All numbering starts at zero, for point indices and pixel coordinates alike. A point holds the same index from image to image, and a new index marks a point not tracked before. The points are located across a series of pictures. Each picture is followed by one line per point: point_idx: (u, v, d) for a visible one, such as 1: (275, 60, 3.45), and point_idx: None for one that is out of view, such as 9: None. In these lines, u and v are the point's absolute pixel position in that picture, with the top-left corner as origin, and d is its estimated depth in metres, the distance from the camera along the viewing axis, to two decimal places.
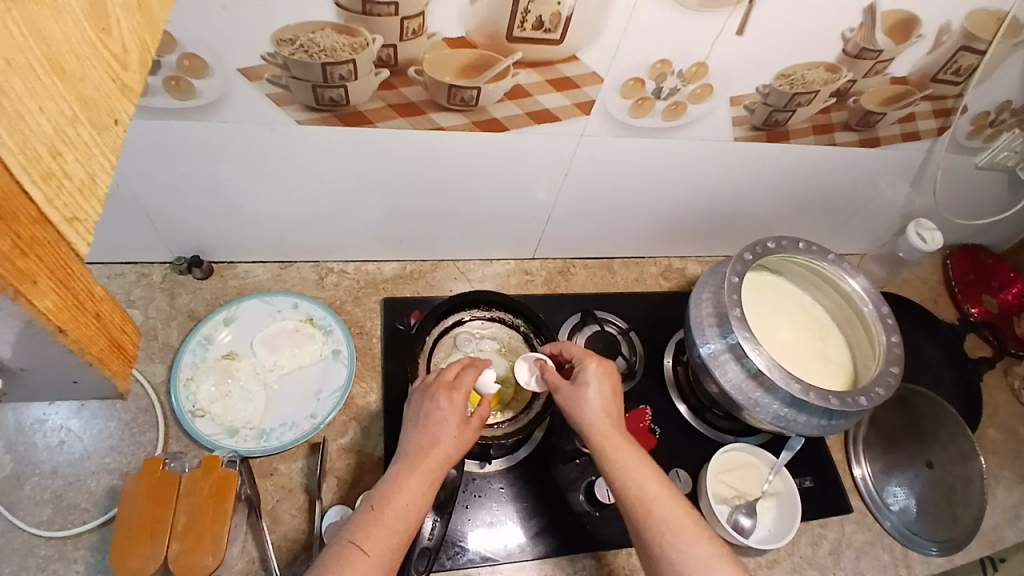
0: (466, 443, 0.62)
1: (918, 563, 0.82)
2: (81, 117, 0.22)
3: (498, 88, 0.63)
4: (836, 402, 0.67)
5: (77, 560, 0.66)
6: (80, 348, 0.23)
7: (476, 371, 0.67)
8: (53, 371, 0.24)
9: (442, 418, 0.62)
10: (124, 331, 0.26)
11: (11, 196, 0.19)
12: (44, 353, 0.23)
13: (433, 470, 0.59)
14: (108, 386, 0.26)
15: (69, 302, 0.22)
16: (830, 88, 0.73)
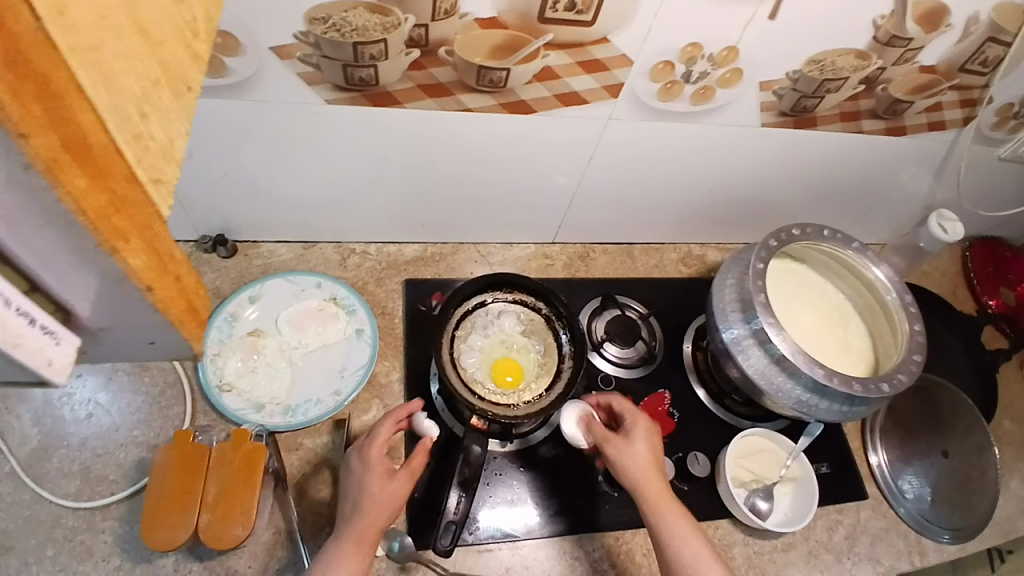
0: (399, 493, 0.63)
1: (931, 551, 0.83)
2: (160, 81, 0.24)
3: (528, 70, 0.63)
4: (859, 388, 0.67)
5: (107, 531, 0.68)
6: (162, 308, 0.25)
7: (394, 427, 0.67)
8: (129, 327, 0.27)
9: (363, 483, 0.63)
10: (197, 295, 0.28)
11: (112, 157, 0.21)
12: (125, 310, 0.25)
13: (363, 537, 0.60)
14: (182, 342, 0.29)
15: (157, 263, 0.24)
16: (860, 74, 0.73)
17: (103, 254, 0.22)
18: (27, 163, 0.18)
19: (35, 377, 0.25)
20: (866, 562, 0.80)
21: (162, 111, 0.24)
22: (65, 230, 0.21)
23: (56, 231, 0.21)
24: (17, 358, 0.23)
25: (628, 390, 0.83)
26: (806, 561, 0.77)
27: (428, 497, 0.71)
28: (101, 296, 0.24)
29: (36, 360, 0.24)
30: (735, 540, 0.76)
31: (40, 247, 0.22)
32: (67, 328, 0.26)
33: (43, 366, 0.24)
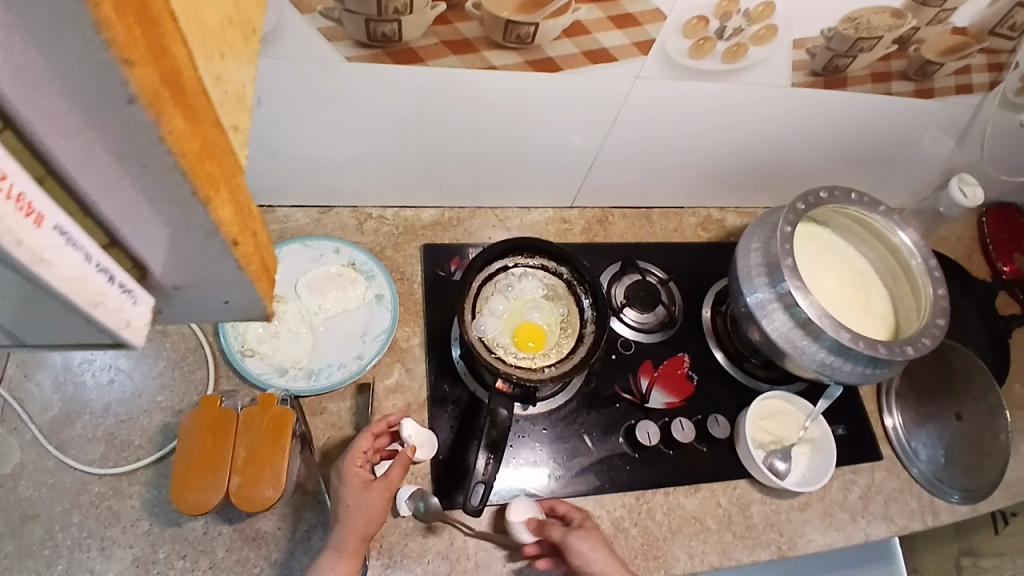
0: (380, 503, 0.62)
1: (943, 510, 0.84)
2: (233, 29, 0.26)
3: (557, 25, 0.60)
4: (884, 350, 0.67)
5: (134, 495, 0.68)
6: (244, 264, 0.28)
7: (370, 437, 0.66)
8: (208, 287, 0.29)
9: (340, 495, 0.62)
10: (270, 255, 0.31)
11: (200, 99, 0.23)
12: (199, 264, 0.27)
13: (345, 550, 0.60)
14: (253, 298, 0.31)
15: (239, 216, 0.27)
16: (893, 34, 0.72)
17: (193, 199, 0.24)
18: (133, 96, 0.19)
19: (115, 338, 0.26)
20: (879, 521, 0.81)
21: (234, 54, 0.26)
22: (159, 173, 0.22)
23: (150, 174, 0.22)
24: (101, 317, 0.24)
25: (648, 354, 0.83)
26: (821, 520, 0.79)
27: (452, 458, 0.72)
28: (176, 246, 0.26)
29: (116, 321, 0.25)
30: (753, 500, 0.78)
31: (118, 195, 0.23)
32: (142, 290, 0.27)
33: (122, 326, 0.26)
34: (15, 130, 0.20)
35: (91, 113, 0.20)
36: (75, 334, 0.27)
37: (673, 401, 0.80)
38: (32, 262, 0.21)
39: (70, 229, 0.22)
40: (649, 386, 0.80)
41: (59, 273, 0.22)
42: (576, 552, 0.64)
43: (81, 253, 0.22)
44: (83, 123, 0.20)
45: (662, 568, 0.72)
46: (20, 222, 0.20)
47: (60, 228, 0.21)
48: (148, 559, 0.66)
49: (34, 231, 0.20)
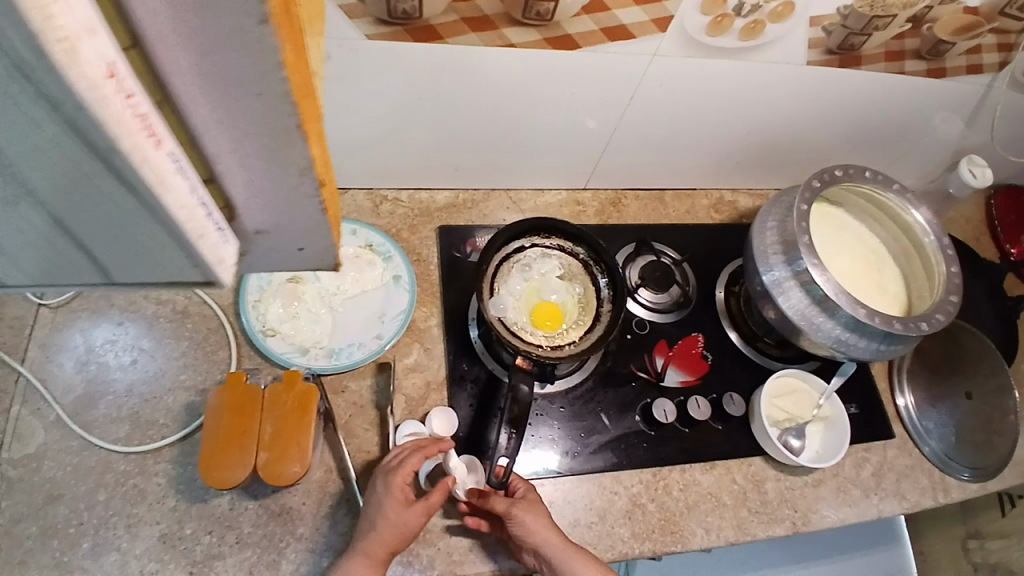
0: (413, 527, 0.64)
1: (954, 488, 0.85)
2: None
3: (577, 2, 0.61)
4: (899, 326, 0.68)
5: (160, 473, 0.69)
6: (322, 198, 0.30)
7: (420, 455, 0.66)
8: (292, 231, 0.31)
9: (378, 502, 0.64)
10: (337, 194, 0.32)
11: (304, 34, 0.24)
12: (287, 193, 0.29)
13: (372, 555, 0.61)
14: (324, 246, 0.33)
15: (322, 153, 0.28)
16: (908, 13, 0.72)
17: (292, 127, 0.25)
18: (264, 16, 0.20)
19: (209, 274, 0.29)
20: (891, 498, 0.82)
21: (312, 9, 0.27)
22: (271, 103, 0.23)
23: (261, 104, 0.23)
24: (203, 249, 0.27)
25: (662, 335, 0.84)
26: (834, 496, 0.80)
27: (473, 434, 0.74)
28: (262, 179, 0.27)
29: (212, 258, 0.28)
30: (768, 476, 0.79)
31: (221, 118, 0.24)
32: (228, 230, 0.30)
33: (217, 263, 0.29)
34: (141, 51, 0.20)
35: (217, 36, 0.20)
36: (169, 274, 0.29)
37: (688, 380, 0.81)
38: (156, 184, 0.23)
39: (178, 157, 0.24)
40: (665, 365, 0.81)
41: (174, 198, 0.24)
42: (519, 523, 0.65)
43: (188, 182, 0.25)
44: (207, 46, 0.20)
45: (679, 543, 0.73)
46: (146, 141, 0.21)
47: (172, 155, 0.23)
48: (174, 535, 0.66)
49: (156, 152, 0.22)
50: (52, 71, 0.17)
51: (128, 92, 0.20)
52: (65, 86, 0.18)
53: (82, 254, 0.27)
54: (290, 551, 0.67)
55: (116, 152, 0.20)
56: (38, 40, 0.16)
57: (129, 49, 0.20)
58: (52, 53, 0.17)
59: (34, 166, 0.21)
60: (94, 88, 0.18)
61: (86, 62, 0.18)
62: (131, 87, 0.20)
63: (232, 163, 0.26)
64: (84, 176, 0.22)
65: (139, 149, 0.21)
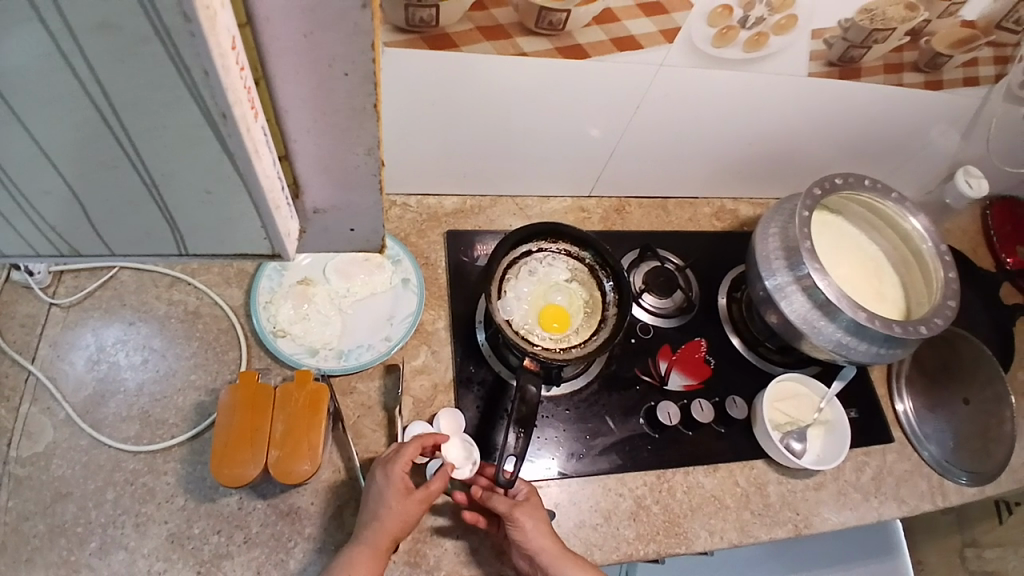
0: (414, 515, 0.65)
1: (952, 492, 0.86)
2: None
3: (588, 12, 0.63)
4: (899, 330, 0.70)
5: (169, 472, 0.70)
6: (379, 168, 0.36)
7: (418, 448, 0.67)
8: (345, 212, 0.39)
9: (379, 494, 0.64)
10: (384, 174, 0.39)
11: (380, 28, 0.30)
12: (349, 165, 0.35)
13: (376, 546, 0.62)
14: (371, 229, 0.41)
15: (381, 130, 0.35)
16: (907, 26, 0.74)
17: (368, 103, 0.31)
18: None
19: (277, 242, 0.37)
20: (890, 501, 0.83)
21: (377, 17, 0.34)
22: (354, 82, 0.30)
23: (346, 82, 0.30)
24: (276, 218, 0.34)
25: (666, 339, 0.85)
26: (835, 499, 0.81)
27: (480, 434, 0.75)
28: (330, 146, 0.34)
29: (282, 228, 0.36)
30: (769, 479, 0.80)
31: (309, 91, 0.30)
32: (292, 206, 0.37)
33: (285, 233, 0.36)
34: (252, 28, 0.27)
35: (324, 17, 0.27)
36: (243, 238, 0.37)
37: (691, 383, 0.82)
38: (251, 151, 0.29)
39: (266, 131, 0.31)
40: (668, 369, 0.82)
41: (261, 168, 0.31)
42: (518, 527, 0.66)
43: (270, 154, 0.32)
44: (313, 26, 0.27)
45: (683, 545, 0.74)
46: (249, 113, 0.28)
47: (263, 128, 0.31)
48: (183, 534, 0.67)
49: (254, 120, 0.29)
50: (195, 38, 0.23)
51: (241, 65, 0.27)
52: (202, 50, 0.24)
53: (174, 213, 0.34)
54: (298, 550, 0.68)
55: (226, 117, 0.27)
56: (188, 6, 0.22)
57: (243, 25, 0.27)
58: (198, 17, 0.22)
59: (162, 127, 0.28)
60: (222, 58, 0.24)
61: (219, 32, 0.24)
62: (243, 62, 0.27)
63: (306, 131, 0.33)
64: (195, 138, 0.28)
65: (245, 118, 0.28)
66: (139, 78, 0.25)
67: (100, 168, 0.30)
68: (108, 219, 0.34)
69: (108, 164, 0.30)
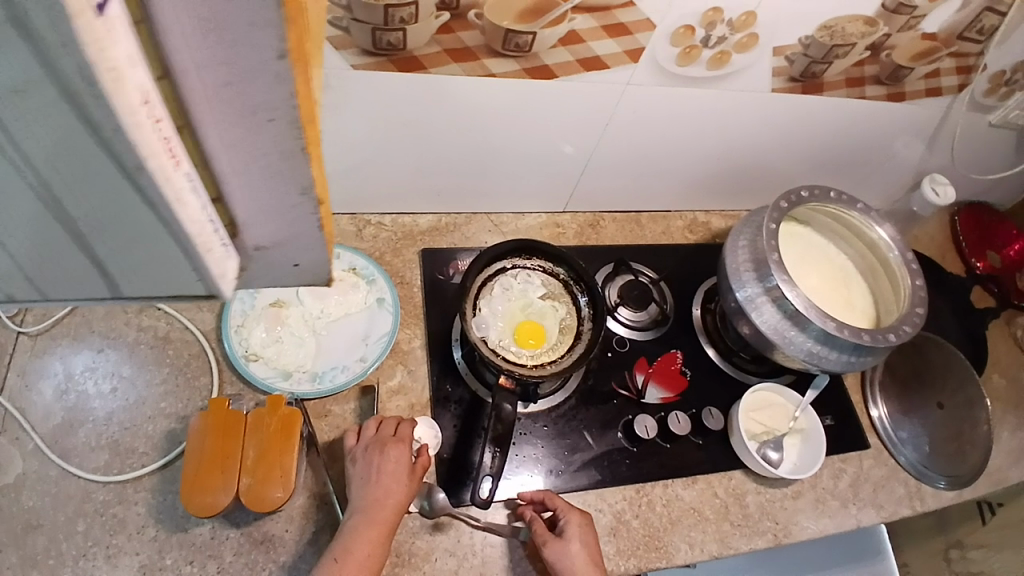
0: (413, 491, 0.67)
1: (930, 497, 0.87)
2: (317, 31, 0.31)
3: (554, 34, 0.63)
4: (867, 338, 0.71)
5: (140, 502, 0.68)
6: (324, 222, 0.34)
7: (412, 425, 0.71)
8: (291, 251, 0.35)
9: (392, 470, 0.65)
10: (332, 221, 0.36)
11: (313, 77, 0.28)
12: None
13: (389, 522, 0.63)
14: (319, 263, 0.36)
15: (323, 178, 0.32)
16: (866, 41, 0.75)
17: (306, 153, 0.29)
18: (282, 52, 0.23)
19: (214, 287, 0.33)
20: (869, 508, 0.84)
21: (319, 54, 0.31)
22: (281, 129, 0.27)
23: (273, 131, 0.27)
24: (207, 261, 0.31)
25: (642, 352, 0.85)
26: (813, 507, 0.81)
27: (457, 455, 0.74)
28: None
29: (218, 270, 0.32)
30: (748, 489, 0.80)
31: None
32: (230, 245, 0.33)
33: (221, 276, 0.33)
34: (170, 79, 0.24)
35: None
36: (177, 285, 0.33)
37: (668, 396, 0.83)
38: (172, 201, 0.26)
39: (193, 175, 0.27)
40: (645, 382, 0.83)
41: (188, 215, 0.28)
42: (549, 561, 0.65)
43: (200, 199, 0.28)
44: None
45: (664, 559, 0.73)
46: (168, 164, 0.25)
47: (189, 175, 0.27)
48: (154, 565, 0.65)
49: (177, 171, 0.26)
50: (100, 99, 0.21)
51: (158, 117, 0.24)
52: (107, 109, 0.21)
53: (105, 264, 0.31)
54: None
55: (142, 171, 0.24)
56: (89, 69, 0.20)
57: (160, 78, 0.23)
58: (101, 79, 0.20)
59: (77, 179, 0.25)
60: (132, 114, 0.22)
61: (127, 91, 0.21)
62: (160, 114, 0.24)
63: None
64: (113, 190, 0.25)
65: (164, 169, 0.25)
66: (45, 133, 0.22)
67: (15, 215, 0.27)
68: (33, 265, 0.31)
69: (24, 212, 0.27)
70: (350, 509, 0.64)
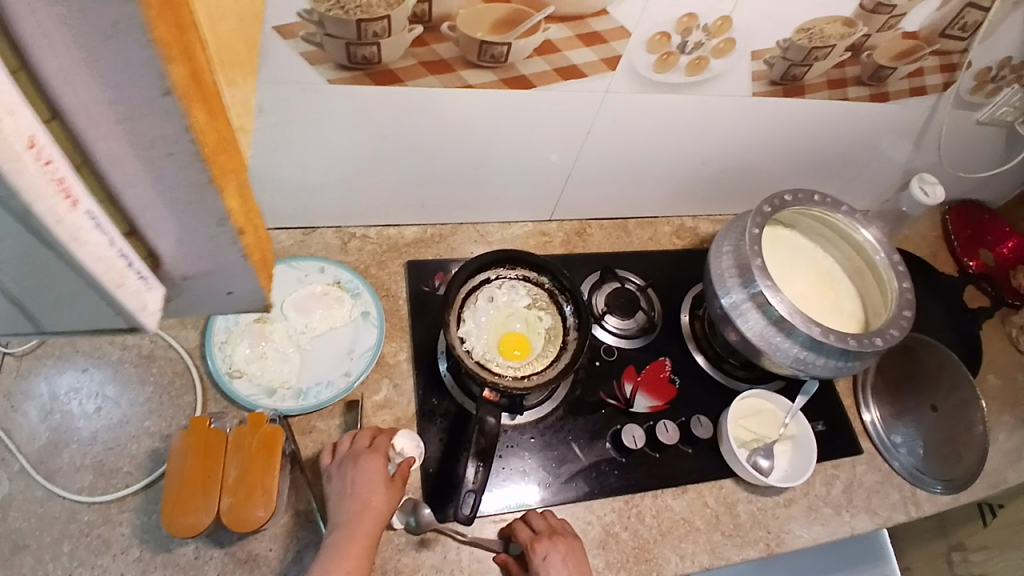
0: (394, 502, 0.66)
1: (925, 501, 0.86)
2: (236, 43, 0.28)
3: (529, 44, 0.63)
4: (854, 343, 0.70)
5: (124, 523, 0.68)
6: (248, 253, 0.30)
7: (390, 436, 0.71)
8: (217, 276, 0.31)
9: (369, 481, 0.65)
10: (267, 248, 0.32)
11: (217, 99, 0.24)
12: None
13: (368, 534, 0.62)
14: (254, 289, 0.33)
15: (244, 207, 0.28)
16: (846, 42, 0.75)
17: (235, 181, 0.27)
18: (166, 89, 0.21)
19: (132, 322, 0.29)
20: (863, 514, 0.83)
21: (237, 67, 0.28)
22: (185, 161, 0.24)
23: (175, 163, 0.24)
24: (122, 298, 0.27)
25: (630, 360, 0.85)
26: (806, 515, 0.81)
27: (443, 469, 0.73)
28: None
29: (135, 304, 0.28)
30: (739, 498, 0.79)
31: None
32: (153, 277, 0.29)
33: (139, 309, 0.28)
34: (62, 121, 0.22)
35: None
36: (94, 321, 0.29)
37: (657, 404, 0.82)
38: (70, 242, 0.23)
39: (96, 213, 0.24)
40: (633, 391, 0.82)
41: (91, 254, 0.24)
42: None
43: (106, 236, 0.25)
44: None
45: (654, 571, 0.73)
46: (62, 204, 0.22)
47: (90, 213, 0.24)
48: None
49: (72, 212, 0.22)
50: None
51: (46, 159, 0.21)
52: None
53: (19, 297, 0.27)
54: None
55: (30, 215, 0.21)
56: None
57: (49, 121, 0.22)
58: None
59: None
60: (12, 160, 0.19)
61: (3, 136, 0.19)
62: (49, 155, 0.21)
63: None
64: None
65: (54, 211, 0.22)
66: None
67: None
68: None
69: None
70: (329, 525, 0.64)
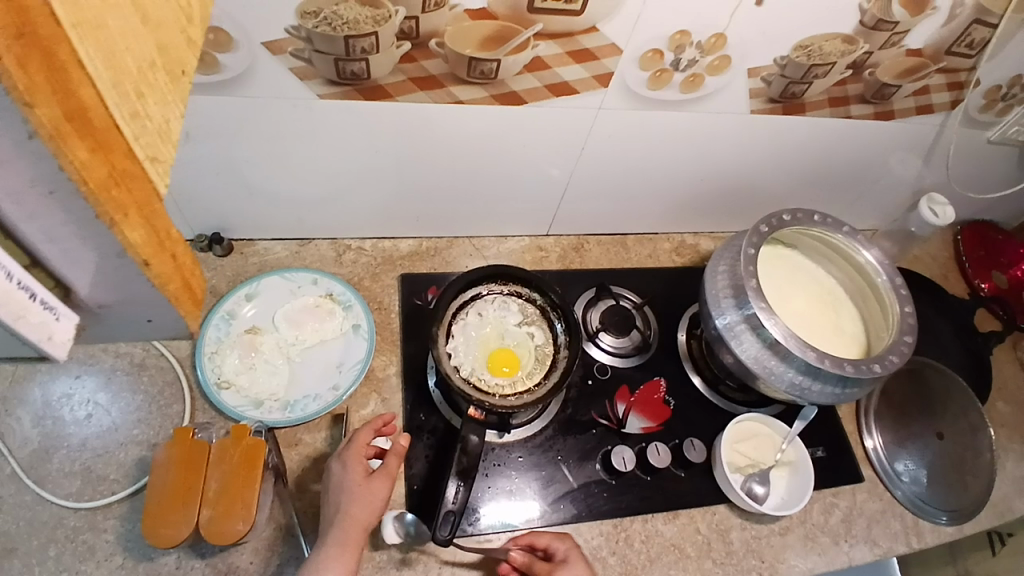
0: (379, 500, 0.64)
1: (928, 532, 0.83)
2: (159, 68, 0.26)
3: (519, 60, 0.63)
4: (851, 369, 0.68)
5: (109, 530, 0.68)
6: (161, 284, 0.26)
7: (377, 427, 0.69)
8: (141, 305, 0.27)
9: (342, 483, 0.64)
10: (192, 273, 0.29)
11: (113, 133, 0.22)
12: None
13: (344, 535, 0.61)
14: (177, 318, 0.29)
15: (154, 238, 0.25)
16: (847, 60, 0.74)
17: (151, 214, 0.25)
18: (32, 132, 0.19)
19: (37, 352, 0.26)
20: (863, 544, 0.80)
21: (162, 95, 0.26)
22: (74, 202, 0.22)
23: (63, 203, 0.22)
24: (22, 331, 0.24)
25: (625, 378, 0.83)
26: (802, 543, 0.78)
27: (428, 487, 0.72)
28: None
29: (39, 334, 0.25)
30: (733, 525, 0.77)
31: None
32: (63, 306, 0.27)
33: (44, 340, 0.26)
34: None
35: None
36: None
37: (650, 426, 0.80)
38: None
39: None
40: (626, 412, 0.80)
41: None
42: None
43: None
44: None
45: None
46: None
47: None
48: None
49: None
50: None
51: None
52: None
53: None
54: None
55: None
56: None
57: None
58: None
59: None
60: None
61: None
62: None
63: None
64: None
65: None
66: None
67: None
68: None
69: None
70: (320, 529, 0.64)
